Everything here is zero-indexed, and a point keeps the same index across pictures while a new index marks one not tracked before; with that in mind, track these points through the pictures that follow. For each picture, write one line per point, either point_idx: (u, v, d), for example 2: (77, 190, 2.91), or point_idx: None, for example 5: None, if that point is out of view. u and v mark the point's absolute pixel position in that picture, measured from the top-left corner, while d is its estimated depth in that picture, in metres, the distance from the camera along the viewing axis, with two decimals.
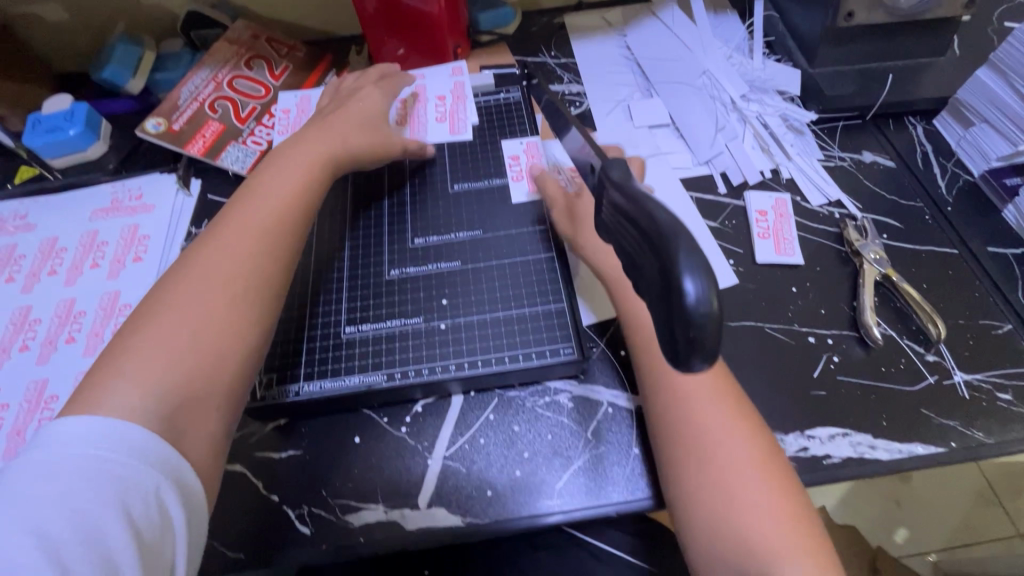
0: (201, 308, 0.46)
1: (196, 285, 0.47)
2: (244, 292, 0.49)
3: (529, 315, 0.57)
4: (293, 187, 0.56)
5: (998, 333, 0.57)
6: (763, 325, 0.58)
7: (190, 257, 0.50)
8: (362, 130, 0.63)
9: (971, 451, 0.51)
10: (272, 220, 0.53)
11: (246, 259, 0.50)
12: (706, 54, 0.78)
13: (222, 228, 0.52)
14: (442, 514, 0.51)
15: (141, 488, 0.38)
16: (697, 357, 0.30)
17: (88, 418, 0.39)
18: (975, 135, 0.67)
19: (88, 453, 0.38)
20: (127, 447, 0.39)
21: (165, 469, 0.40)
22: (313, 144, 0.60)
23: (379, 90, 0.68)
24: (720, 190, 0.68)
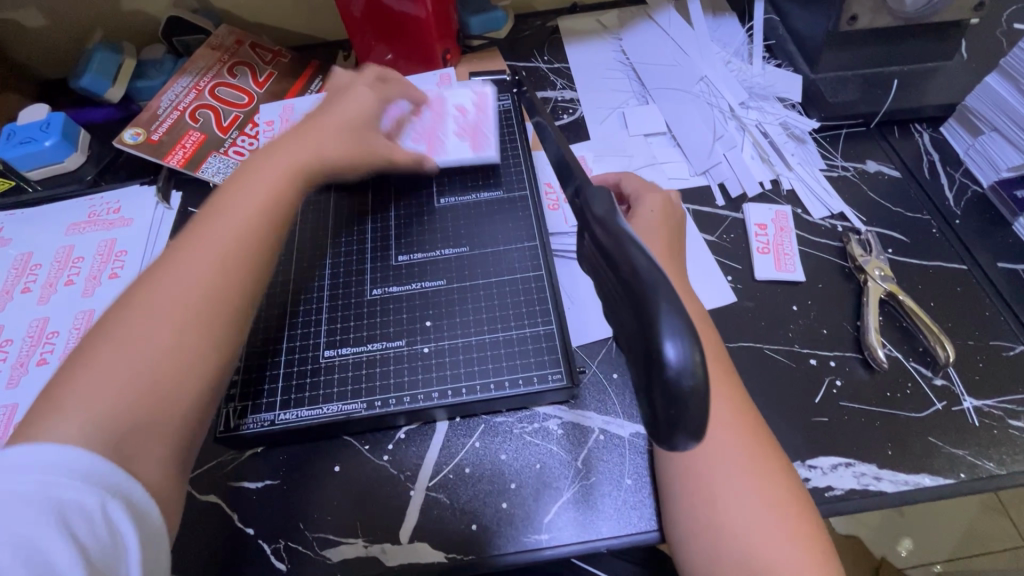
0: (147, 342, 0.40)
1: (146, 317, 0.42)
2: (198, 322, 0.43)
3: (516, 338, 0.55)
4: (258, 209, 0.49)
5: (1009, 355, 0.54)
6: (762, 346, 0.56)
7: (144, 281, 0.44)
8: (341, 137, 0.56)
9: (982, 482, 0.49)
10: (232, 237, 0.47)
11: (203, 290, 0.44)
12: (704, 58, 0.75)
13: (178, 251, 0.46)
14: (424, 549, 0.48)
15: (86, 512, 0.34)
16: (682, 432, 0.28)
17: (36, 445, 0.35)
18: (984, 144, 0.64)
19: (23, 480, 0.33)
20: (68, 469, 0.34)
21: (114, 490, 0.35)
22: (282, 161, 0.52)
23: (372, 94, 0.61)
24: (717, 202, 0.65)
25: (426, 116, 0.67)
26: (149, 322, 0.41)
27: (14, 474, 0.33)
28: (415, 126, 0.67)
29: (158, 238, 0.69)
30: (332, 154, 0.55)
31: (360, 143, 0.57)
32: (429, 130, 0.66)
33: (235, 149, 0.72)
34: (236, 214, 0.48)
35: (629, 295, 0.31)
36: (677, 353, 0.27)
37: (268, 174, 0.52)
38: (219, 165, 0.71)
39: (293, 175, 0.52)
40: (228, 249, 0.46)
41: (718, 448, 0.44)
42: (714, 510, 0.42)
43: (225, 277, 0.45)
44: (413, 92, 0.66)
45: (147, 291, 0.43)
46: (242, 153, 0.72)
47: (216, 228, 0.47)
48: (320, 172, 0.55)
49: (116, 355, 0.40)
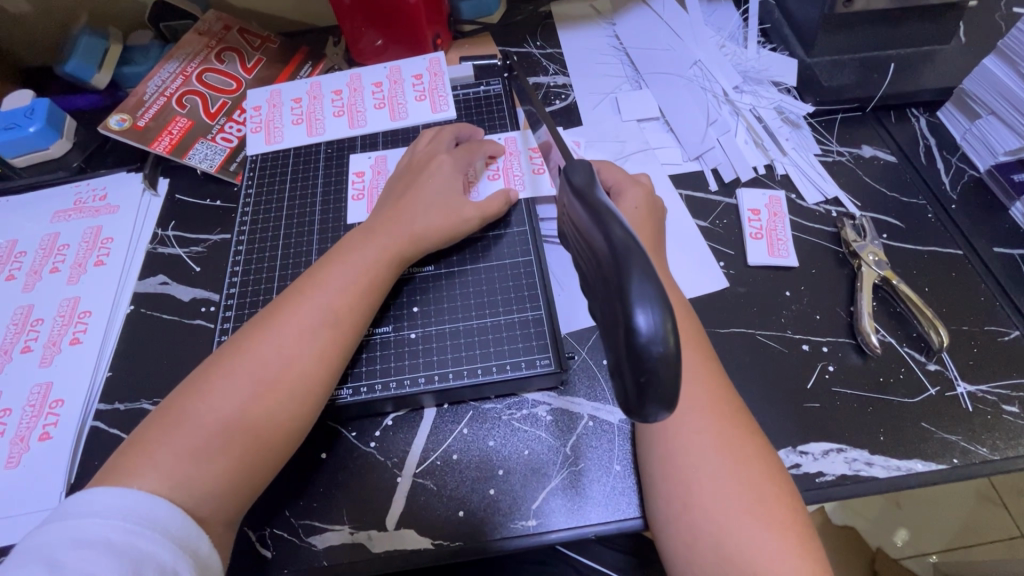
0: (236, 410, 0.43)
1: (233, 383, 0.44)
2: (278, 404, 0.44)
3: (505, 323, 0.54)
4: (347, 282, 0.50)
5: (1004, 341, 0.54)
6: (754, 332, 0.55)
7: (238, 342, 0.47)
8: (439, 211, 0.56)
9: (974, 467, 0.48)
10: (331, 319, 0.48)
11: (286, 372, 0.45)
12: (697, 43, 0.74)
13: (286, 317, 0.47)
14: (411, 536, 0.48)
15: (158, 560, 0.36)
16: (652, 401, 0.28)
17: (116, 492, 0.38)
18: (981, 128, 0.63)
19: (106, 524, 0.36)
20: (147, 520, 0.37)
21: (183, 542, 0.38)
22: (391, 240, 0.53)
23: (454, 164, 0.59)
24: (710, 187, 0.65)
25: (501, 157, 0.64)
26: (237, 390, 0.44)
27: (98, 517, 0.36)
28: (495, 166, 0.63)
29: (145, 225, 0.68)
30: (431, 228, 0.55)
31: (452, 212, 0.56)
32: (506, 168, 0.63)
33: (223, 135, 0.71)
34: (353, 288, 0.50)
35: (604, 267, 0.31)
36: (649, 323, 0.27)
37: (390, 246, 0.53)
38: (206, 152, 0.70)
39: (408, 248, 0.54)
40: (313, 341, 0.47)
41: (699, 431, 0.43)
42: (695, 493, 0.42)
43: (304, 364, 0.46)
44: (490, 146, 0.63)
45: (237, 356, 0.45)
46: (230, 139, 0.71)
47: (324, 298, 0.49)
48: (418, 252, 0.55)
49: (212, 413, 0.43)
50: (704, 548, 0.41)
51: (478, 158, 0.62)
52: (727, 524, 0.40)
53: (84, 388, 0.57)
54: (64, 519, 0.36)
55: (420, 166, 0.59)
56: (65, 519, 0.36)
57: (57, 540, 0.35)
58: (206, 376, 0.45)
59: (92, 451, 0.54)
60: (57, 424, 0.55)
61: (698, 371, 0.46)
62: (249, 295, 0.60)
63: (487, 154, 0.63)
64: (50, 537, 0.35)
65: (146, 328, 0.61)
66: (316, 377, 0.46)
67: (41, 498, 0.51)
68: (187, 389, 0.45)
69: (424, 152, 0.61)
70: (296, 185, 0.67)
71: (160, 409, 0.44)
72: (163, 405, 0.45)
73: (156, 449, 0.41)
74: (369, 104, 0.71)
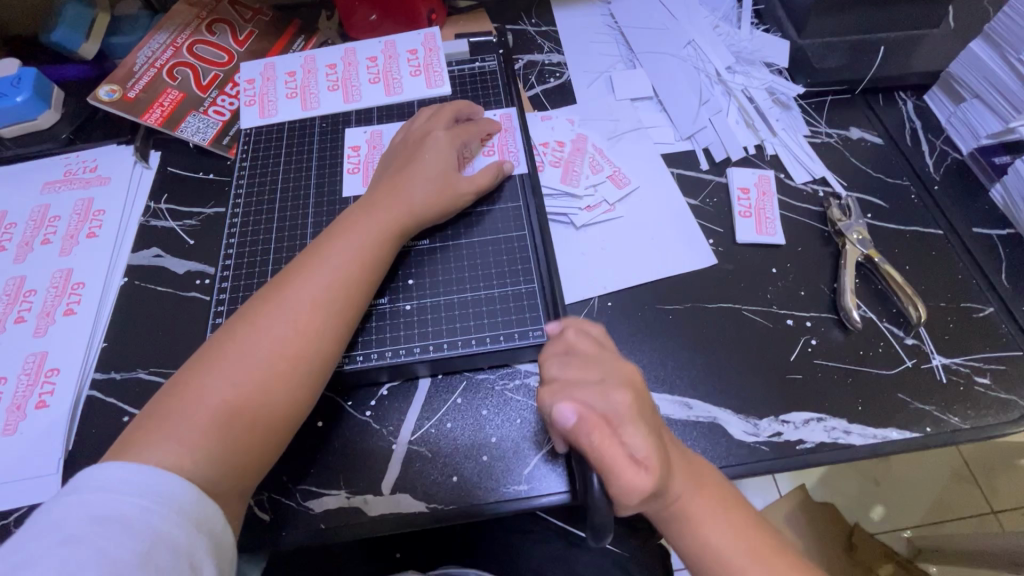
0: (258, 380, 0.44)
1: (251, 354, 0.45)
2: (284, 375, 0.45)
3: (499, 296, 0.55)
4: (347, 257, 0.50)
5: (979, 316, 0.56)
6: (741, 307, 0.57)
7: (247, 316, 0.47)
8: (437, 186, 0.56)
9: (947, 436, 0.50)
10: (336, 293, 0.49)
11: (300, 343, 0.46)
12: (692, 23, 0.75)
13: (293, 290, 0.48)
14: (406, 500, 0.49)
15: (173, 541, 0.36)
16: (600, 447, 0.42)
17: (128, 466, 0.38)
18: (965, 111, 0.65)
19: (122, 502, 0.36)
20: (163, 498, 0.37)
21: (197, 520, 0.38)
22: (391, 216, 0.53)
23: (450, 140, 0.59)
24: (702, 166, 0.66)
25: (496, 134, 0.64)
26: (256, 361, 0.45)
27: (115, 494, 0.36)
28: (491, 143, 0.64)
29: (137, 197, 0.68)
30: (430, 202, 0.56)
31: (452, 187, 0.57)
32: (501, 145, 0.64)
33: (215, 108, 0.71)
34: (358, 260, 0.51)
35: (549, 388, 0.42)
36: (570, 415, 0.42)
37: (391, 220, 0.53)
38: (199, 125, 0.69)
39: (409, 221, 0.54)
40: (324, 312, 0.48)
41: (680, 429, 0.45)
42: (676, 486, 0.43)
43: (317, 334, 0.47)
44: (488, 123, 0.63)
45: (250, 329, 0.46)
46: (222, 113, 0.71)
47: (329, 274, 0.49)
48: (418, 226, 0.55)
49: (228, 384, 0.43)
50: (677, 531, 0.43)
51: (474, 139, 0.62)
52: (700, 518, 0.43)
53: (80, 357, 0.58)
54: (80, 493, 0.36)
55: (417, 142, 0.59)
56: (77, 494, 0.36)
57: (71, 515, 0.35)
58: (221, 348, 0.45)
59: (89, 420, 0.55)
60: (54, 393, 0.56)
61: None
62: (245, 267, 0.60)
63: (484, 132, 0.63)
64: (66, 512, 0.35)
65: (140, 300, 0.61)
66: (317, 349, 0.47)
67: (40, 466, 0.52)
68: (197, 364, 0.45)
69: (419, 128, 0.61)
70: (290, 158, 0.67)
71: (172, 384, 0.44)
72: (174, 378, 0.45)
73: (177, 420, 0.42)
74: (364, 79, 0.71)
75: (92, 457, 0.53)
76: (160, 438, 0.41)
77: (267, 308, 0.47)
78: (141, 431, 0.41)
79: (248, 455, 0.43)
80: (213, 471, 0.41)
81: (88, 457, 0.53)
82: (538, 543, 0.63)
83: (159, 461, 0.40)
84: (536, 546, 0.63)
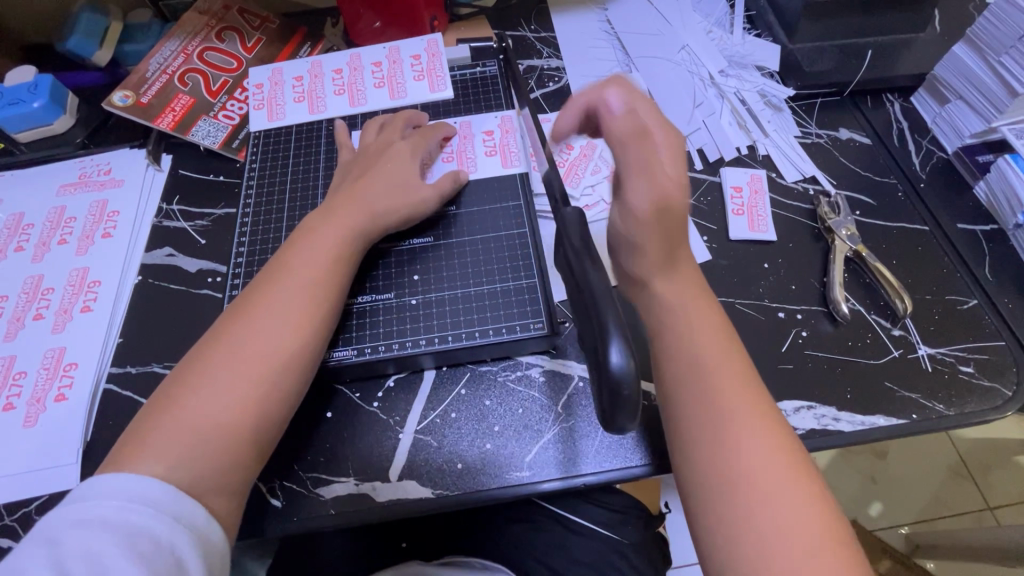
0: (232, 390, 0.46)
1: (224, 367, 0.47)
2: (271, 378, 0.47)
3: (501, 291, 0.58)
4: (321, 262, 0.53)
5: (964, 308, 0.58)
6: (734, 301, 0.59)
7: (215, 333, 0.49)
8: (406, 190, 0.58)
9: (932, 422, 0.52)
10: (310, 297, 0.51)
11: (271, 351, 0.48)
12: (685, 29, 0.77)
13: (262, 303, 0.50)
14: (412, 487, 0.51)
15: (153, 535, 0.38)
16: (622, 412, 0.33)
17: (123, 476, 0.41)
18: (950, 112, 0.67)
19: (102, 504, 0.39)
20: (142, 497, 0.40)
21: (179, 515, 0.41)
22: (358, 219, 0.56)
23: (409, 147, 0.62)
24: (696, 166, 0.68)
25: (454, 140, 0.67)
26: (228, 373, 0.46)
27: (108, 500, 0.39)
28: (450, 149, 0.67)
29: (151, 198, 0.70)
30: (391, 207, 0.57)
31: (418, 191, 0.59)
32: (460, 150, 0.67)
33: (225, 113, 0.73)
34: (334, 263, 0.53)
35: (580, 283, 0.38)
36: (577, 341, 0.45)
37: (352, 227, 0.55)
38: (209, 129, 0.72)
39: (372, 225, 0.56)
40: (292, 320, 0.49)
41: (727, 422, 0.40)
42: (724, 493, 0.38)
43: (289, 342, 0.49)
44: (443, 129, 0.66)
45: (218, 345, 0.48)
46: (232, 117, 0.73)
47: (303, 279, 0.51)
48: (389, 229, 0.58)
49: (215, 392, 0.46)
50: (723, 546, 0.37)
51: (433, 143, 0.65)
52: (762, 533, 0.36)
53: (96, 352, 0.60)
54: (66, 506, 0.39)
55: (375, 153, 0.61)
56: (75, 502, 0.39)
57: (68, 522, 0.38)
58: (192, 366, 0.47)
59: (106, 413, 0.57)
60: (72, 386, 0.58)
61: (725, 361, 0.43)
62: (256, 265, 0.62)
63: (441, 137, 0.66)
64: (56, 520, 0.39)
65: (154, 298, 0.63)
66: (300, 349, 0.49)
67: (60, 456, 0.54)
68: (180, 378, 0.47)
69: (380, 138, 0.64)
70: (298, 161, 0.69)
71: (149, 407, 0.46)
72: (150, 401, 0.47)
73: (167, 432, 0.44)
74: (369, 83, 0.73)
75: (110, 448, 0.55)
76: (140, 456, 0.43)
77: (248, 319, 0.49)
78: (122, 451, 0.43)
79: (229, 459, 0.45)
80: (193, 476, 0.43)
81: (107, 447, 0.55)
82: (541, 532, 0.65)
83: (141, 472, 0.42)
84: (537, 535, 0.65)
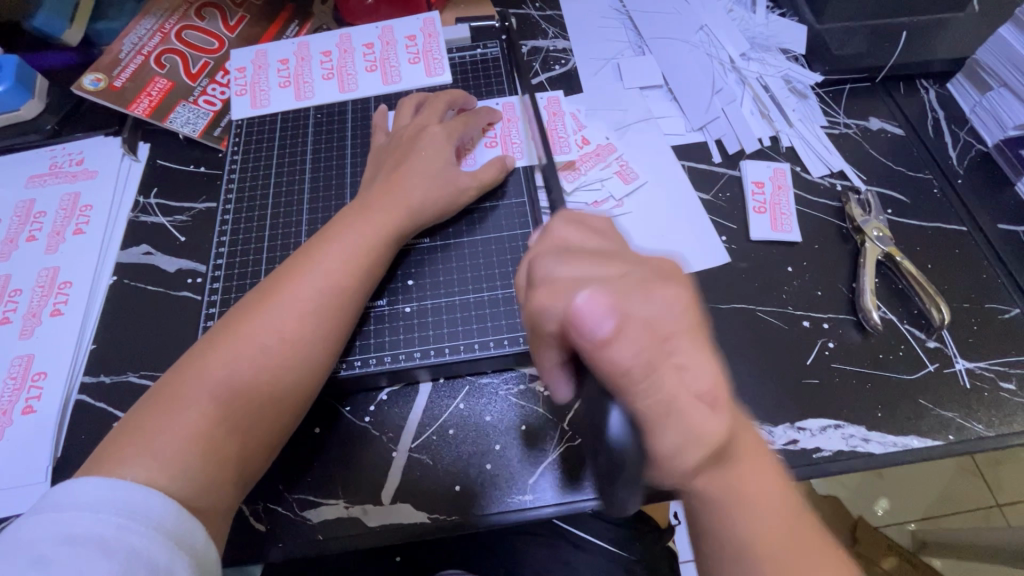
0: (244, 391, 0.42)
1: (235, 365, 0.43)
2: (275, 389, 0.43)
3: (503, 298, 0.53)
4: (347, 263, 0.48)
5: (1004, 318, 0.53)
6: (755, 308, 0.54)
7: (233, 322, 0.45)
8: (436, 184, 0.54)
9: (970, 444, 0.48)
10: (330, 299, 0.47)
11: (287, 354, 0.44)
12: (704, 7, 0.71)
13: (282, 297, 0.46)
14: (406, 511, 0.48)
15: (151, 560, 0.34)
16: (621, 484, 0.32)
17: (110, 482, 0.36)
18: (992, 101, 0.62)
19: (94, 520, 0.34)
20: (140, 515, 0.35)
21: (178, 538, 0.36)
22: (390, 217, 0.51)
23: (446, 134, 0.57)
24: (714, 159, 0.63)
25: (497, 124, 0.62)
26: (241, 372, 0.43)
27: (92, 513, 0.34)
28: (493, 133, 0.62)
29: (126, 192, 0.65)
30: (428, 203, 0.53)
31: (448, 184, 0.54)
32: (503, 135, 0.61)
33: (206, 98, 0.68)
34: (359, 266, 0.49)
35: None
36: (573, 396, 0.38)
37: (386, 221, 0.51)
38: (188, 116, 0.66)
39: (406, 223, 0.52)
40: (315, 322, 0.46)
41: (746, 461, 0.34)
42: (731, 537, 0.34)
43: (308, 345, 0.45)
44: (489, 113, 0.61)
45: (235, 338, 0.44)
46: (214, 103, 0.68)
47: (323, 278, 0.47)
48: (416, 227, 0.53)
49: (215, 396, 0.42)
50: None
51: (475, 129, 0.60)
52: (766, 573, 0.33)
53: (67, 360, 0.55)
54: (54, 513, 0.34)
55: (410, 139, 0.56)
56: (54, 513, 0.34)
57: (45, 538, 0.33)
58: (203, 357, 0.43)
59: (78, 425, 0.53)
60: (41, 397, 0.54)
61: None
62: (238, 266, 0.58)
63: (485, 122, 0.61)
64: (40, 531, 0.34)
65: (130, 300, 0.59)
66: (314, 360, 0.45)
67: (27, 473, 0.50)
68: (182, 373, 0.43)
69: (412, 123, 0.58)
70: (283, 152, 0.64)
71: (154, 393, 0.42)
72: (157, 387, 0.43)
73: (158, 434, 0.40)
74: (360, 67, 0.68)
75: (82, 465, 0.51)
76: (138, 454, 0.39)
77: (259, 317, 0.45)
78: (118, 445, 0.39)
79: (233, 469, 0.41)
80: (192, 489, 0.39)
81: (79, 462, 0.51)
82: (543, 548, 0.62)
83: (137, 477, 0.38)
84: (538, 551, 0.62)
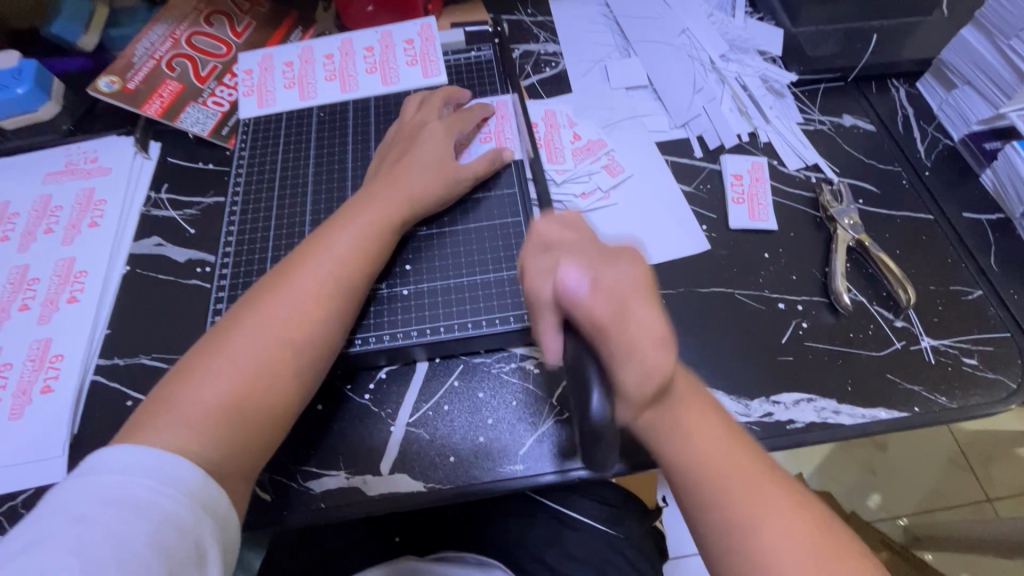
0: (261, 363, 0.45)
1: (252, 340, 0.46)
2: (289, 361, 0.46)
3: (496, 281, 0.57)
4: (355, 246, 0.52)
5: (969, 299, 0.57)
6: (734, 292, 0.57)
7: (251, 301, 0.48)
8: (432, 174, 0.57)
9: (935, 415, 0.51)
10: (339, 279, 0.50)
11: (300, 330, 0.47)
12: (686, 13, 0.75)
13: (297, 279, 0.49)
14: (404, 480, 0.51)
15: (179, 521, 0.37)
16: None
17: (143, 450, 0.39)
18: (957, 98, 0.66)
19: (129, 483, 0.37)
20: (170, 480, 0.38)
21: (203, 501, 0.39)
22: (394, 205, 0.54)
23: (447, 128, 0.61)
24: (695, 154, 0.66)
25: (492, 120, 0.66)
26: (258, 346, 0.46)
27: (127, 476, 0.37)
28: (487, 129, 0.65)
29: (138, 187, 0.68)
30: (428, 191, 0.56)
31: (448, 174, 0.58)
32: (497, 131, 0.65)
33: (214, 99, 0.71)
34: (365, 248, 0.52)
35: None
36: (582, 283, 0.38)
37: (392, 208, 0.54)
38: (198, 116, 0.70)
39: (408, 209, 0.55)
40: (326, 300, 0.49)
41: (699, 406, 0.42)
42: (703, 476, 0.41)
43: (321, 320, 0.48)
44: (483, 108, 0.65)
45: (253, 315, 0.47)
46: (221, 104, 0.71)
47: (334, 260, 0.50)
48: (418, 215, 0.57)
49: (236, 367, 0.45)
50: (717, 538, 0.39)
51: (471, 126, 0.63)
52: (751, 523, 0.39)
53: (83, 344, 0.59)
54: (92, 474, 0.37)
55: (414, 131, 0.60)
56: (93, 474, 0.37)
57: (83, 496, 0.36)
58: (225, 333, 0.46)
59: (93, 405, 0.56)
60: (58, 378, 0.57)
61: None
62: (245, 256, 0.61)
63: (480, 117, 0.64)
64: (79, 490, 0.37)
65: (141, 289, 0.62)
66: (327, 335, 0.49)
67: (46, 448, 0.53)
68: (204, 350, 0.46)
69: (414, 120, 0.62)
70: (289, 148, 0.68)
71: (178, 367, 0.45)
72: (180, 363, 0.46)
73: (180, 403, 0.43)
74: (360, 68, 0.72)
75: (96, 441, 0.54)
76: (168, 420, 0.42)
77: (276, 297, 0.48)
78: (147, 414, 0.42)
79: (251, 436, 0.44)
80: (217, 451, 0.42)
81: (92, 439, 0.54)
82: (536, 524, 0.64)
83: (168, 442, 0.40)
84: (531, 528, 0.64)
